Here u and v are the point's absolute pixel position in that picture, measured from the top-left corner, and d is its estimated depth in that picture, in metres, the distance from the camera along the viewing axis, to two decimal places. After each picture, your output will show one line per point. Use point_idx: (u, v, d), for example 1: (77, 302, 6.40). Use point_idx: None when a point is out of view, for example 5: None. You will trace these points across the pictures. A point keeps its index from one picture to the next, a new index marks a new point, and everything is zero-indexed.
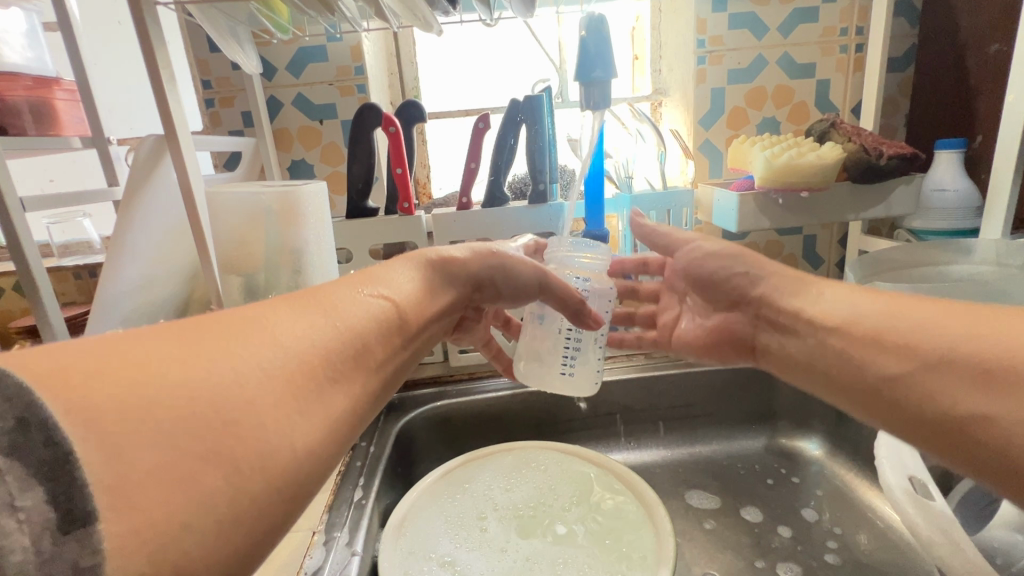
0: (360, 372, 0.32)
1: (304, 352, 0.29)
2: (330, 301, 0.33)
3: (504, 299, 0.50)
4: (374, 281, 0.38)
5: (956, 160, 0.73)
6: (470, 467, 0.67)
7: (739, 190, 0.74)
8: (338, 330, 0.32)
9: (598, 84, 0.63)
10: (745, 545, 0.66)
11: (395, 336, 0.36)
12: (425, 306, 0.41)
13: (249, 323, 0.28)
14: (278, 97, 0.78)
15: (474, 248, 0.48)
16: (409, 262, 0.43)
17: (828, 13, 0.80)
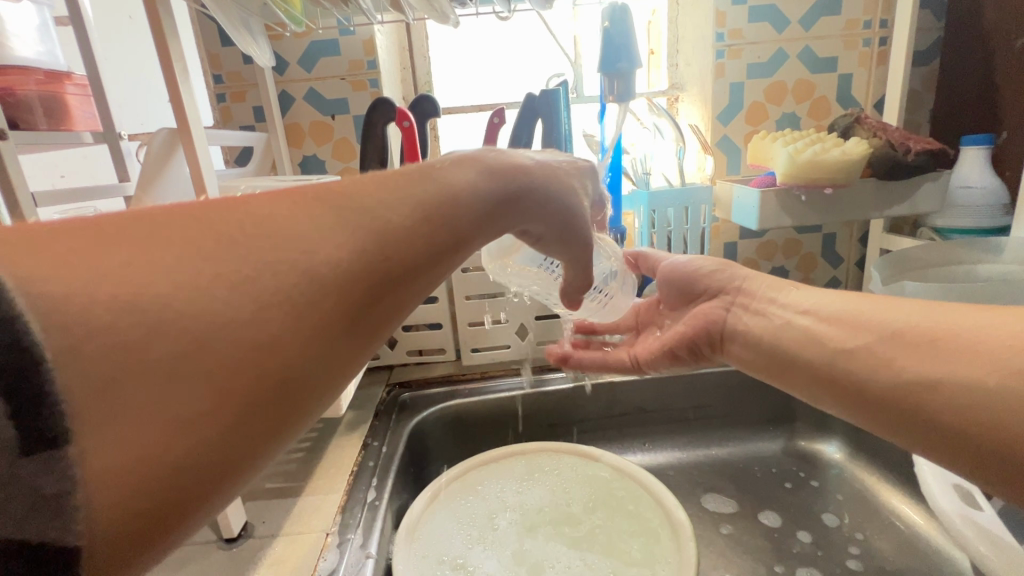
0: (389, 306, 0.27)
1: (333, 286, 0.24)
2: (374, 207, 0.27)
3: (549, 245, 0.42)
4: (423, 183, 0.30)
5: (983, 156, 0.71)
6: (489, 466, 0.66)
7: (760, 186, 0.72)
8: (374, 254, 0.26)
9: (621, 76, 0.62)
10: (765, 550, 0.64)
11: (438, 252, 0.29)
12: (484, 223, 0.33)
13: (274, 237, 0.23)
14: (289, 92, 0.78)
15: (543, 173, 0.39)
16: (475, 166, 0.34)
17: (851, 5, 0.78)
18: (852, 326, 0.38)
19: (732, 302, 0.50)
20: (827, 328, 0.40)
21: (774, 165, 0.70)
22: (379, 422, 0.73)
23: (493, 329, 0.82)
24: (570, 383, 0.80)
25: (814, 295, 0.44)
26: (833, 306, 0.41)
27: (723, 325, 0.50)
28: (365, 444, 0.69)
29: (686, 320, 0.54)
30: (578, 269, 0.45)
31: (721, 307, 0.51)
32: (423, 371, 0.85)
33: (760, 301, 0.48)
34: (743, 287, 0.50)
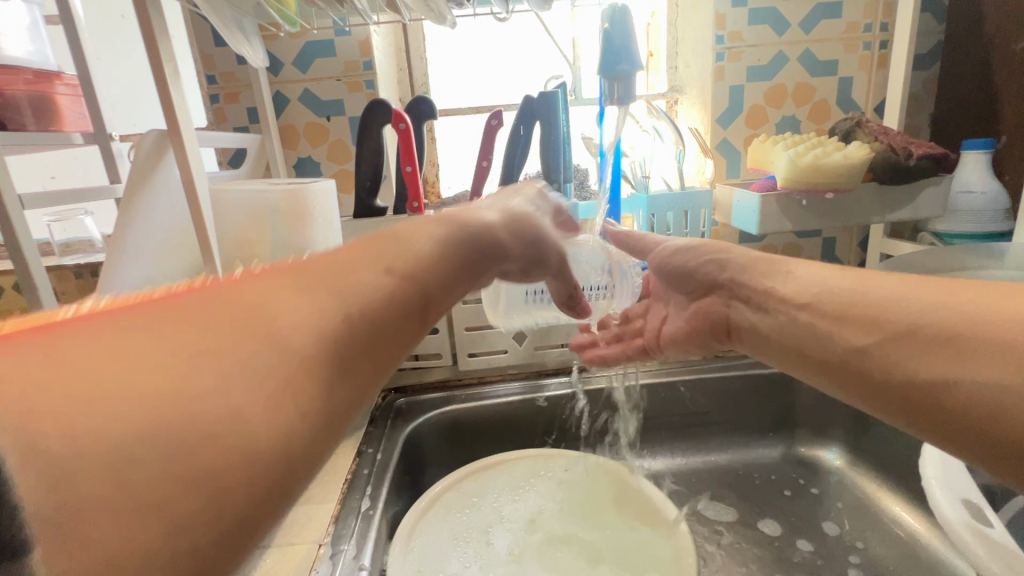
0: (368, 364, 0.28)
1: (311, 345, 0.24)
2: (341, 275, 0.29)
3: (525, 274, 0.47)
4: (390, 251, 0.32)
5: (984, 160, 0.71)
6: (482, 473, 0.65)
7: (761, 191, 0.71)
8: (349, 315, 0.27)
9: (622, 78, 0.61)
10: (766, 560, 0.63)
11: (410, 313, 0.31)
12: (446, 282, 0.36)
13: (245, 305, 0.24)
14: (284, 93, 0.76)
15: (502, 221, 0.43)
16: (436, 231, 0.37)
17: (851, 9, 0.77)
18: (856, 322, 0.36)
19: (730, 296, 0.49)
20: (831, 322, 0.37)
21: (775, 170, 0.69)
22: (374, 428, 0.72)
23: (490, 333, 0.80)
24: (568, 388, 0.78)
25: (808, 281, 0.41)
26: (834, 294, 0.38)
27: (726, 319, 0.49)
28: (360, 451, 0.67)
29: (692, 316, 0.54)
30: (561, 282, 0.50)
31: (720, 302, 0.50)
32: (419, 376, 0.83)
33: (758, 296, 0.45)
34: (738, 278, 0.48)
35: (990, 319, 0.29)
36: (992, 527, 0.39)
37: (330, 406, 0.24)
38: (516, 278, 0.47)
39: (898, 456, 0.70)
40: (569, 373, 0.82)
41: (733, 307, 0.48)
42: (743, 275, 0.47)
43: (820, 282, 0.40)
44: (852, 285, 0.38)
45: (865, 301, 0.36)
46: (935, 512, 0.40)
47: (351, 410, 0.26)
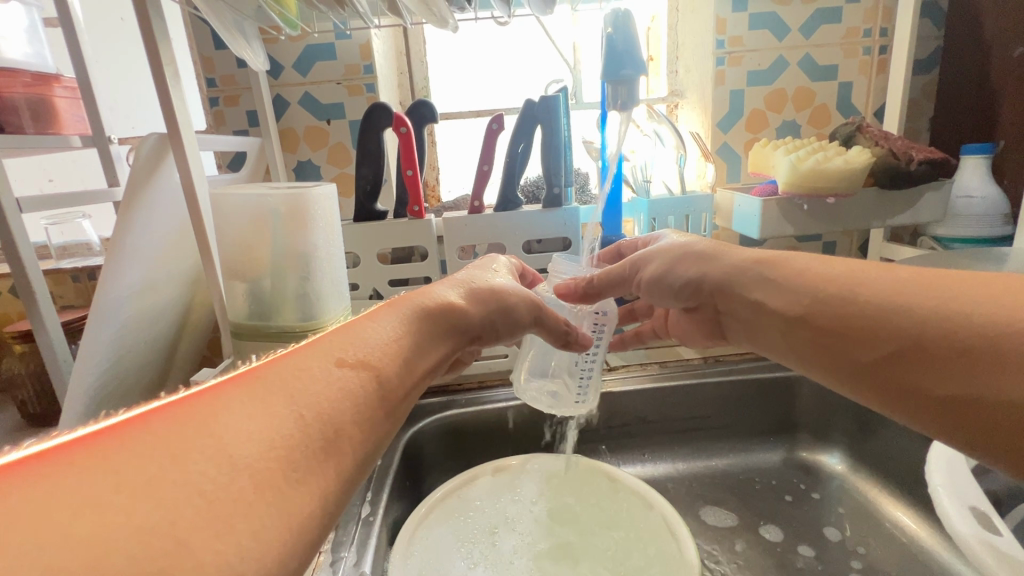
0: (330, 471, 0.25)
1: (264, 458, 0.22)
2: (292, 375, 0.26)
3: (504, 333, 0.43)
4: (349, 343, 0.30)
5: (983, 165, 0.71)
6: (469, 483, 0.62)
7: (762, 195, 0.71)
8: (303, 418, 0.24)
9: (625, 83, 0.61)
10: (769, 566, 0.63)
11: (376, 412, 0.29)
12: (410, 367, 0.33)
13: (187, 423, 0.22)
14: (284, 96, 0.76)
15: (470, 292, 0.42)
16: (396, 314, 0.35)
17: (851, 14, 0.78)
18: (857, 338, 0.35)
19: (715, 309, 0.49)
20: (832, 328, 0.37)
21: (776, 174, 0.69)
22: None
23: None
24: None
25: (801, 280, 0.40)
26: (830, 300, 0.37)
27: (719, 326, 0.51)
28: None
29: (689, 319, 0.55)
30: (544, 333, 0.46)
31: (709, 313, 0.50)
32: None
33: (743, 307, 0.45)
34: (720, 295, 0.47)
35: (1003, 327, 0.29)
36: (999, 536, 0.38)
37: (295, 526, 0.22)
38: (500, 340, 0.44)
39: (900, 461, 0.70)
40: None
41: (722, 316, 0.49)
42: (736, 277, 0.45)
43: (815, 274, 0.39)
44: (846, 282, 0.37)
45: (865, 302, 0.35)
46: (943, 522, 0.40)
47: (316, 530, 0.23)
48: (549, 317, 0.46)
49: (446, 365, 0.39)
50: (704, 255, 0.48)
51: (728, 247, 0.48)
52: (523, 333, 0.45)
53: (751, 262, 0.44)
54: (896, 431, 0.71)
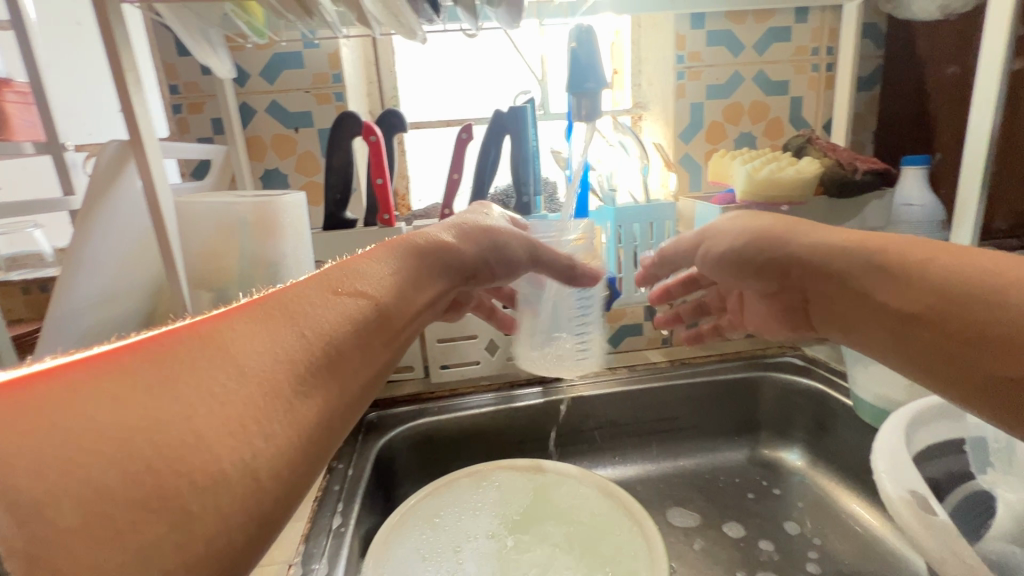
0: (337, 384, 0.27)
1: (272, 370, 0.24)
2: (291, 301, 0.28)
3: (500, 273, 0.45)
4: (347, 274, 0.32)
5: (922, 175, 0.75)
6: (436, 495, 0.63)
7: (721, 204, 0.74)
8: (305, 337, 0.26)
9: (589, 95, 0.63)
10: (733, 560, 0.65)
11: (375, 337, 0.30)
12: (408, 299, 0.34)
13: (199, 337, 0.24)
14: (250, 104, 0.76)
15: (462, 229, 0.43)
16: (390, 250, 0.36)
17: (800, 33, 0.83)
18: (994, 353, 0.31)
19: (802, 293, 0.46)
20: (949, 332, 0.33)
21: (734, 183, 0.72)
22: (345, 443, 0.71)
23: (462, 345, 0.82)
24: (540, 399, 0.79)
25: (928, 278, 0.35)
26: (961, 305, 0.32)
27: (806, 309, 0.47)
28: (330, 467, 0.66)
29: (778, 308, 0.51)
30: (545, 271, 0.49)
31: (797, 296, 0.47)
32: (392, 389, 0.83)
33: (839, 298, 0.41)
34: (805, 278, 0.44)
35: None
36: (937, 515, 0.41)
37: (266, 489, 0.22)
38: (500, 280, 0.46)
39: (853, 456, 0.73)
40: (540, 382, 0.83)
41: (809, 302, 0.46)
42: (834, 267, 0.41)
43: (941, 273, 0.34)
44: (918, 260, 0.36)
45: (993, 316, 0.31)
46: (887, 506, 0.42)
47: (327, 437, 0.26)
48: (547, 255, 0.48)
49: (441, 303, 0.40)
50: (775, 239, 0.46)
51: (799, 220, 0.46)
52: (523, 272, 0.48)
53: (855, 243, 0.40)
54: (848, 425, 0.74)
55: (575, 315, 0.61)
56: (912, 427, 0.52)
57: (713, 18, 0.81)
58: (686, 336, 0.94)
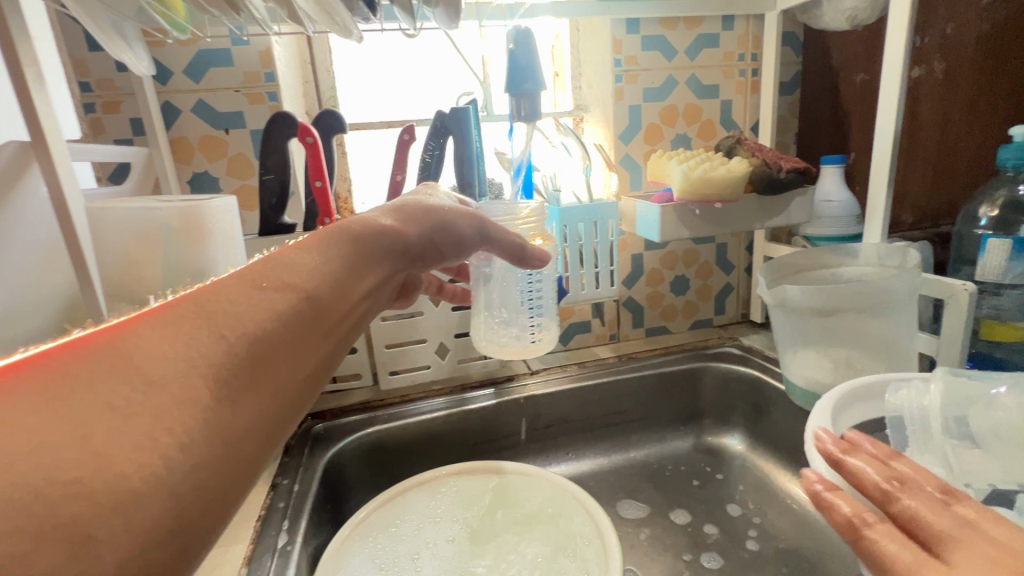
0: (264, 386, 0.26)
1: (188, 376, 0.23)
2: (209, 300, 0.26)
3: (448, 256, 0.44)
4: (276, 266, 0.30)
5: (838, 174, 0.82)
6: (390, 505, 0.61)
7: (660, 202, 0.77)
8: (225, 339, 0.25)
9: (528, 96, 0.64)
10: (681, 544, 0.68)
11: (307, 332, 0.29)
12: (347, 288, 0.32)
13: (105, 345, 0.23)
14: (174, 103, 0.71)
15: (406, 212, 0.40)
16: (326, 238, 0.34)
17: (727, 40, 0.87)
18: None
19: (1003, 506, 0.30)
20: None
21: (671, 182, 0.75)
22: (290, 457, 0.68)
23: (412, 349, 0.81)
24: (492, 400, 0.79)
25: None
26: None
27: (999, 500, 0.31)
28: (274, 484, 0.63)
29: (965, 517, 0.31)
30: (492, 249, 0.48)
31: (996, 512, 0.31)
32: (339, 399, 0.81)
33: None
34: None
35: None
36: None
37: (181, 509, 0.22)
38: (449, 260, 0.45)
39: (787, 438, 0.77)
40: (492, 383, 0.83)
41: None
42: None
43: None
44: None
45: None
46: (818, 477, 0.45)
47: (259, 439, 0.26)
48: (496, 235, 0.48)
49: (387, 292, 0.39)
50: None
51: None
52: (472, 252, 0.47)
53: None
54: (782, 410, 0.77)
55: (525, 292, 0.64)
56: (842, 407, 0.56)
57: (648, 24, 0.84)
58: (632, 331, 0.96)
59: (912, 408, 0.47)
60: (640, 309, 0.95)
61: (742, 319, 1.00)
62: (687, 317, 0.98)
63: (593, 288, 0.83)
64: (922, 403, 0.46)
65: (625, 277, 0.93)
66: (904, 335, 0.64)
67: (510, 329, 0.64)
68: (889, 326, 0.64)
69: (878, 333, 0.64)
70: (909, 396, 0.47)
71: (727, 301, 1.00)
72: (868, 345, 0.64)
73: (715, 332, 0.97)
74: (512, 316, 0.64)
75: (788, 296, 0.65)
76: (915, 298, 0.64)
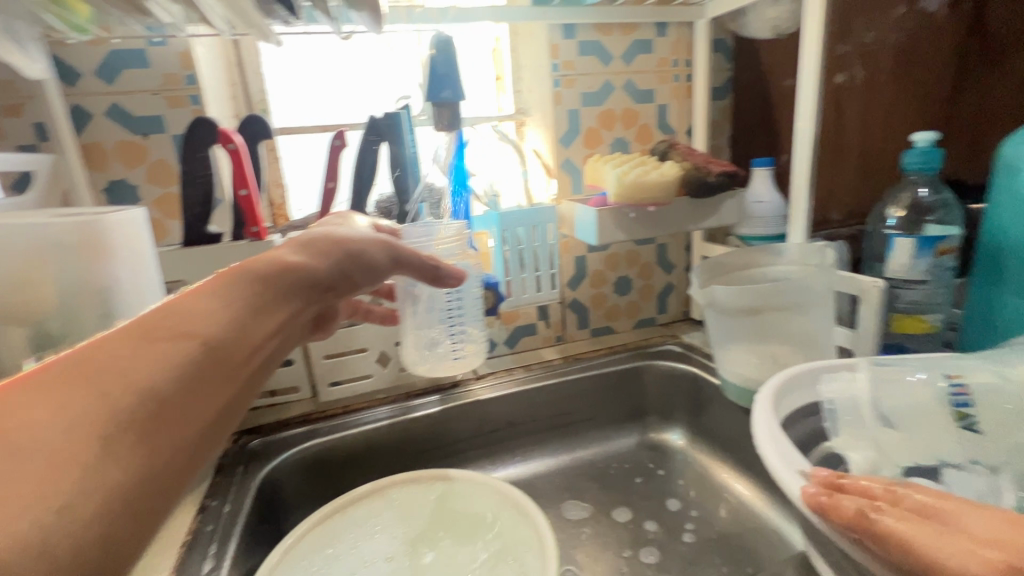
0: (159, 440, 0.25)
1: (69, 439, 0.22)
2: (93, 355, 0.25)
3: (362, 283, 0.44)
4: (172, 314, 0.28)
5: (768, 175, 0.85)
6: (325, 523, 0.60)
7: (597, 206, 0.78)
8: (111, 398, 0.24)
9: (447, 104, 0.65)
10: (623, 540, 0.69)
11: (208, 380, 0.28)
12: (253, 328, 0.32)
13: None
14: (84, 107, 0.67)
15: (313, 248, 0.40)
16: (230, 279, 0.32)
17: (661, 46, 0.90)
18: None
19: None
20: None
21: (607, 187, 0.76)
22: (221, 477, 0.65)
23: (353, 358, 0.79)
24: (438, 407, 0.78)
25: None
26: None
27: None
28: (203, 505, 0.60)
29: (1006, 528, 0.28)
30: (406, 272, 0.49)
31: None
32: (277, 413, 0.78)
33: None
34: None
35: None
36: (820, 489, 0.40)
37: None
38: (363, 287, 0.45)
39: (721, 432, 0.79)
40: (437, 390, 0.82)
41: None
42: None
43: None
44: None
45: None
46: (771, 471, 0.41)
47: (155, 497, 0.25)
48: (409, 257, 0.49)
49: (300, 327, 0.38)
50: None
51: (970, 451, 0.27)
52: (385, 277, 0.47)
53: None
54: (718, 404, 0.80)
55: (447, 308, 0.64)
56: (778, 396, 0.51)
57: (583, 29, 0.85)
58: (579, 332, 0.98)
59: (843, 401, 0.43)
60: (586, 310, 0.97)
61: (684, 317, 1.03)
62: (630, 316, 1.00)
63: (535, 291, 0.83)
64: (852, 394, 0.43)
65: (569, 279, 0.94)
66: (824, 330, 0.67)
67: (430, 348, 0.65)
68: (810, 322, 0.67)
69: (800, 329, 0.67)
70: (840, 387, 0.44)
71: (669, 300, 1.02)
72: (791, 340, 0.68)
73: (658, 331, 0.99)
74: (434, 334, 0.65)
75: (717, 296, 0.67)
76: (832, 294, 0.67)
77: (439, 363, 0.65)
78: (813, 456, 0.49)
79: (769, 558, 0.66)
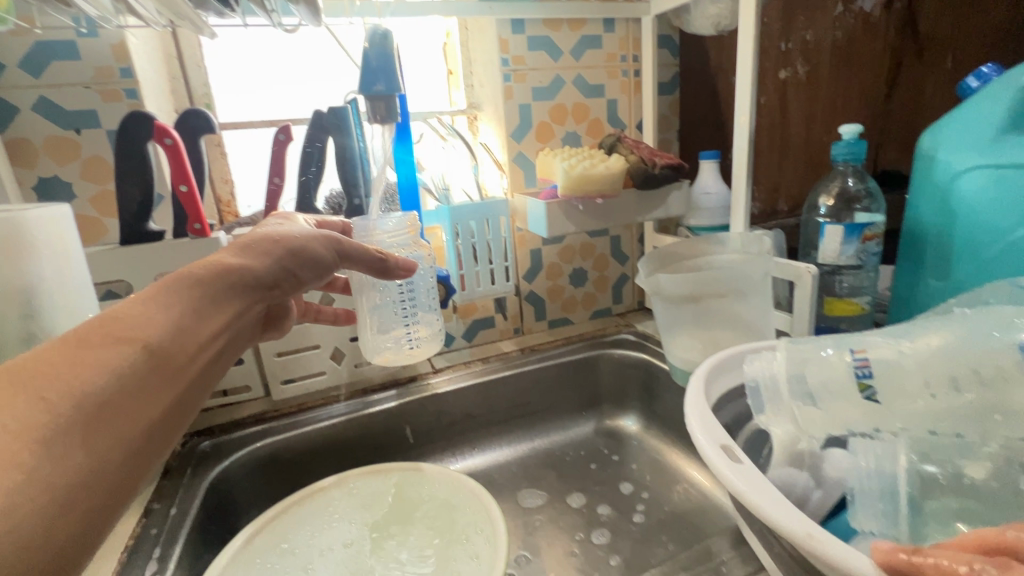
0: (102, 443, 0.26)
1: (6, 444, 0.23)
2: (30, 364, 0.25)
3: (309, 280, 0.44)
4: (109, 323, 0.29)
5: (713, 167, 0.88)
6: (281, 518, 0.60)
7: (547, 199, 0.79)
8: (50, 404, 0.25)
9: (382, 97, 0.64)
10: (576, 524, 0.71)
11: (150, 383, 0.29)
12: (194, 330, 0.32)
13: None
14: (9, 100, 0.64)
15: (257, 247, 0.40)
16: (168, 285, 0.33)
17: (609, 42, 0.91)
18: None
19: None
20: None
21: (557, 180, 0.78)
22: (167, 481, 0.63)
23: (306, 355, 0.78)
24: (394, 401, 0.78)
25: None
26: None
27: None
28: (147, 509, 0.59)
29: None
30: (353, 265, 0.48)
31: None
32: (229, 413, 0.76)
33: None
34: None
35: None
36: (743, 463, 0.42)
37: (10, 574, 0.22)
38: (309, 283, 0.45)
39: (672, 416, 0.82)
40: (395, 385, 0.82)
41: None
42: None
43: None
44: None
45: None
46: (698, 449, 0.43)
47: (100, 495, 0.26)
48: (351, 250, 0.47)
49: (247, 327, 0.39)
50: None
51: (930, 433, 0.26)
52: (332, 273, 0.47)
53: None
54: (667, 389, 0.83)
55: (400, 300, 0.65)
56: (711, 378, 0.54)
57: (532, 24, 0.86)
58: (536, 324, 0.99)
59: (764, 377, 0.46)
60: (543, 302, 0.98)
61: (639, 306, 1.06)
62: (586, 307, 1.02)
63: (489, 284, 0.84)
64: (773, 371, 0.46)
65: (525, 272, 0.95)
66: (762, 314, 0.71)
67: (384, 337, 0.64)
68: (750, 306, 0.70)
69: (740, 313, 0.70)
70: (764, 367, 0.47)
71: (624, 291, 1.05)
72: (732, 324, 0.70)
73: (613, 321, 1.02)
74: (389, 324, 0.65)
75: (662, 284, 0.69)
76: (769, 280, 0.70)
77: (395, 350, 0.64)
78: (743, 432, 0.52)
79: (714, 533, 0.69)
